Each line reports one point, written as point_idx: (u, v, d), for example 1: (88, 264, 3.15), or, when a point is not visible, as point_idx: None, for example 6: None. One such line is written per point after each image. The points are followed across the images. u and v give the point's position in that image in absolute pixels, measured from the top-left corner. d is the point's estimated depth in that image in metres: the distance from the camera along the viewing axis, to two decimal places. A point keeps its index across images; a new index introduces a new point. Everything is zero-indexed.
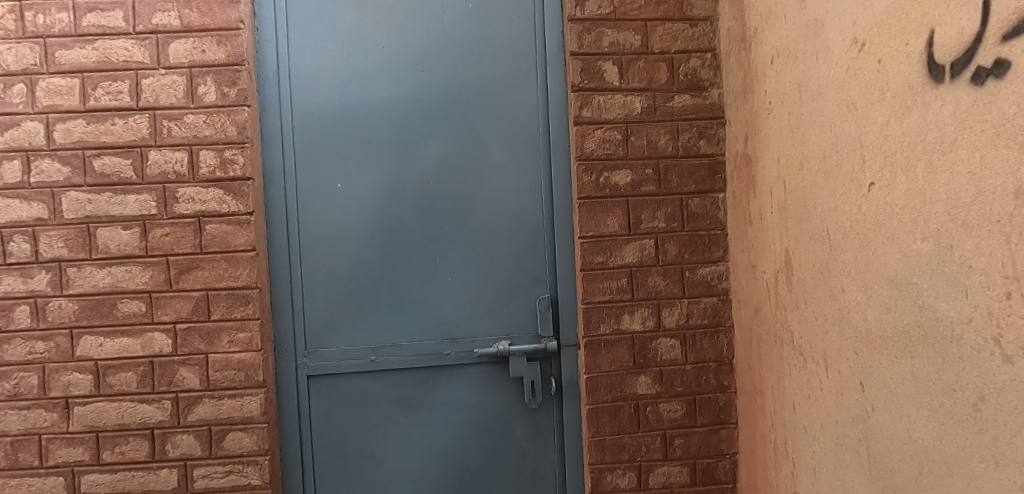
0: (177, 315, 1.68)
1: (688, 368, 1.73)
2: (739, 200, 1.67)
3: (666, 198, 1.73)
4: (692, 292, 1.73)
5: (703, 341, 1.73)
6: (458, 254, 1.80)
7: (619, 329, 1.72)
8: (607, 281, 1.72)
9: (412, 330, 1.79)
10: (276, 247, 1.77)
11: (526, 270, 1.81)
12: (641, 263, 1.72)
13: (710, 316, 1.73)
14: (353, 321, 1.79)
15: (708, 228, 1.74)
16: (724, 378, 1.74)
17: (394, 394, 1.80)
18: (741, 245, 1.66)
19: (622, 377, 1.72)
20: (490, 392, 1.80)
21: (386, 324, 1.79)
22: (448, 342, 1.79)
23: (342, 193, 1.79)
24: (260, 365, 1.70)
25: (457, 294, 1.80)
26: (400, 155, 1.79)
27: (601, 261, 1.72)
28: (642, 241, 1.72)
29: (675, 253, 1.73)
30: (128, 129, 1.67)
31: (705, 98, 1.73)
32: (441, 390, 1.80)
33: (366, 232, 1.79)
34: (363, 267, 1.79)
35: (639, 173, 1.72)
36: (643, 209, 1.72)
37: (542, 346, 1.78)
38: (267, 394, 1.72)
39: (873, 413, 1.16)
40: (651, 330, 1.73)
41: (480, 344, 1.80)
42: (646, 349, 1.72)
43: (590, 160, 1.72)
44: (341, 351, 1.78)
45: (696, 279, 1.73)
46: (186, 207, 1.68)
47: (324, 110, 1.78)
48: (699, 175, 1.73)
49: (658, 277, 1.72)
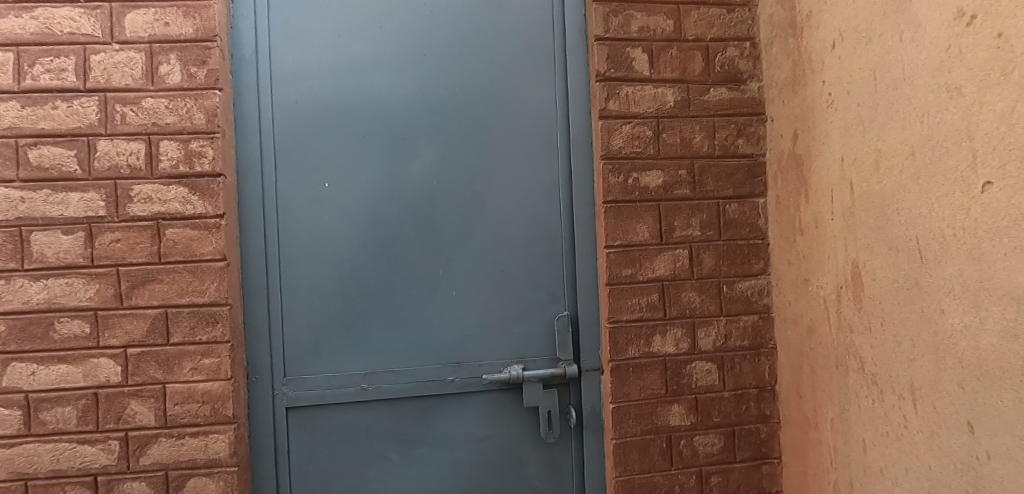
0: (129, 338, 1.40)
1: (727, 395, 1.53)
2: (784, 205, 1.48)
3: (702, 203, 1.53)
4: (730, 309, 1.53)
5: (743, 365, 1.53)
6: (464, 265, 1.57)
7: (650, 351, 1.51)
8: (636, 297, 1.50)
9: (410, 353, 1.55)
10: (250, 256, 1.50)
11: (541, 285, 1.59)
12: (674, 277, 1.52)
13: (750, 337, 1.54)
14: (340, 343, 1.53)
15: (748, 236, 1.54)
16: (766, 407, 1.54)
17: (389, 429, 1.55)
18: (788, 256, 1.46)
19: (654, 406, 1.51)
20: (500, 424, 1.57)
21: (379, 346, 1.54)
22: (452, 367, 1.56)
23: (329, 194, 1.54)
24: (230, 397, 1.43)
25: (463, 311, 1.56)
26: (399, 152, 1.56)
27: (630, 274, 1.50)
28: (676, 251, 1.52)
29: (712, 265, 1.53)
30: (73, 114, 1.39)
31: (744, 92, 1.55)
32: (444, 423, 1.56)
33: (358, 240, 1.54)
34: (353, 279, 1.54)
35: (672, 174, 1.52)
36: (677, 214, 1.52)
37: (561, 371, 1.56)
38: (238, 431, 1.45)
39: (987, 461, 0.97)
40: (685, 353, 1.52)
41: (489, 369, 1.57)
42: (680, 375, 1.51)
43: (617, 159, 1.51)
44: (326, 378, 1.52)
45: (735, 295, 1.53)
46: (142, 208, 1.41)
47: (309, 98, 1.54)
48: (737, 177, 1.54)
49: (694, 292, 1.52)
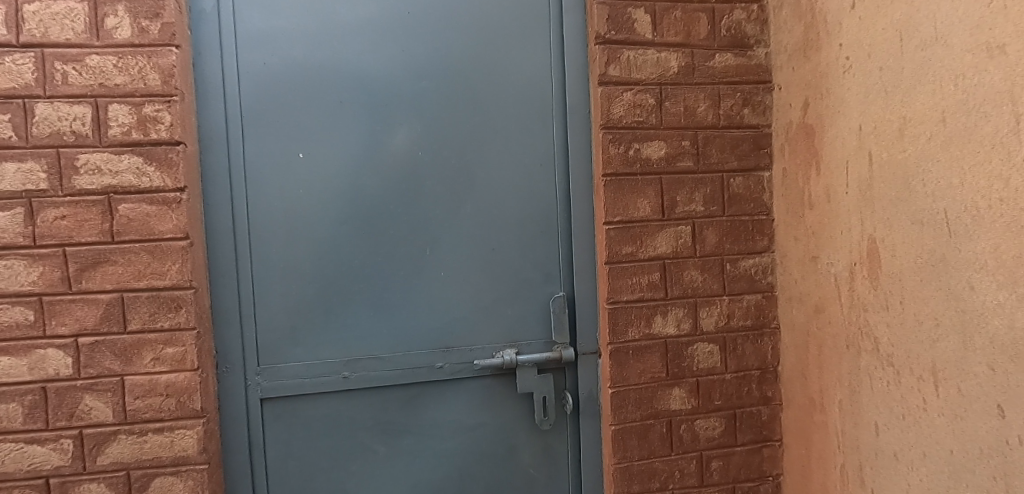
0: (80, 326, 1.26)
1: (728, 378, 1.47)
2: (791, 179, 1.40)
3: (705, 176, 1.44)
4: (733, 288, 1.46)
5: (745, 346, 1.47)
6: (452, 244, 1.46)
7: (651, 334, 1.43)
8: (637, 276, 1.42)
9: (396, 338, 1.45)
10: (216, 234, 1.36)
11: (535, 264, 1.50)
12: (676, 255, 1.43)
13: (753, 317, 1.47)
14: (319, 329, 1.42)
15: (752, 212, 1.46)
16: (768, 389, 1.49)
17: (373, 419, 1.45)
18: (795, 232, 1.39)
19: (654, 391, 1.44)
20: (492, 411, 1.49)
21: (362, 331, 1.43)
22: (441, 353, 1.46)
23: (304, 166, 1.40)
24: (197, 389, 1.30)
25: (451, 293, 1.46)
26: (381, 120, 1.43)
27: (630, 252, 1.41)
28: (678, 227, 1.43)
29: (715, 242, 1.45)
30: (5, 72, 1.21)
31: (750, 58, 1.46)
32: (433, 411, 1.47)
33: (336, 217, 1.41)
34: (332, 260, 1.42)
35: (675, 145, 1.42)
36: (679, 189, 1.43)
37: (556, 355, 1.48)
38: (208, 426, 1.32)
39: (1018, 446, 0.92)
40: (687, 335, 1.45)
41: (480, 354, 1.48)
42: (681, 358, 1.44)
43: (617, 128, 1.41)
44: (304, 366, 1.41)
45: (738, 274, 1.46)
46: (90, 180, 1.25)
47: (278, 59, 1.38)
48: (742, 148, 1.46)
49: (696, 270, 1.44)
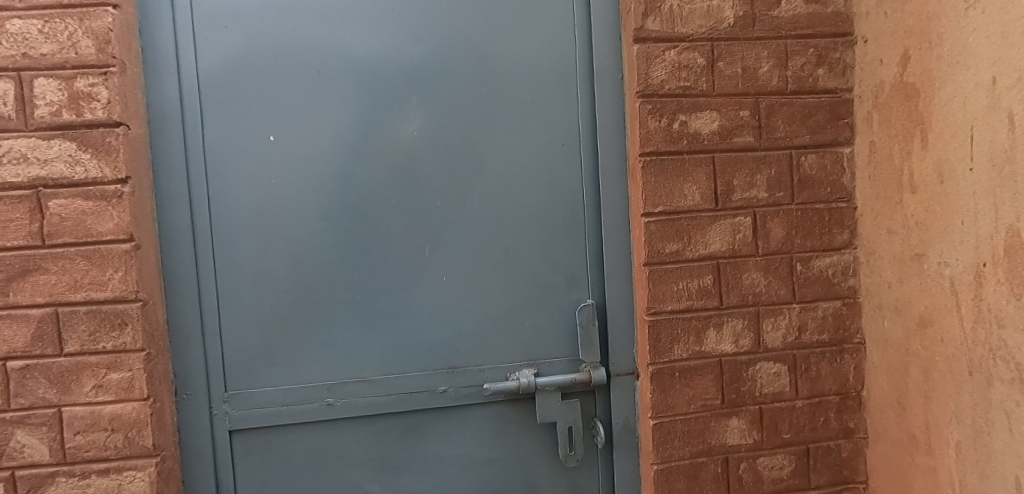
0: (7, 348, 1.04)
1: (799, 405, 1.18)
2: (882, 156, 1.10)
3: (770, 155, 1.15)
4: (806, 294, 1.17)
5: (820, 366, 1.18)
6: (457, 243, 1.21)
7: (702, 351, 1.15)
8: (683, 280, 1.14)
9: (389, 357, 1.20)
10: (172, 235, 1.14)
11: (557, 267, 1.23)
12: (734, 254, 1.15)
13: (829, 330, 1.18)
14: (298, 347, 1.18)
15: (828, 199, 1.17)
16: (850, 419, 1.20)
17: (365, 454, 1.21)
18: (890, 224, 1.09)
19: (706, 422, 1.16)
20: (507, 443, 1.24)
21: (348, 349, 1.19)
22: (444, 375, 1.21)
23: (276, 151, 1.16)
24: (148, 423, 1.08)
25: (456, 302, 1.21)
26: (367, 96, 1.18)
27: (676, 250, 1.13)
28: (735, 219, 1.15)
29: (782, 238, 1.16)
30: None
31: (825, 5, 1.16)
32: (436, 444, 1.22)
33: (316, 212, 1.17)
34: (313, 263, 1.18)
35: (731, 116, 1.14)
36: (737, 171, 1.14)
37: (584, 377, 1.21)
38: (163, 465, 1.10)
39: None
40: (747, 352, 1.17)
41: (491, 376, 1.22)
42: (739, 381, 1.17)
43: (659, 97, 1.12)
44: (280, 391, 1.17)
45: (813, 276, 1.17)
46: (13, 171, 1.03)
47: (244, 25, 1.14)
48: (816, 119, 1.16)
49: (758, 272, 1.16)
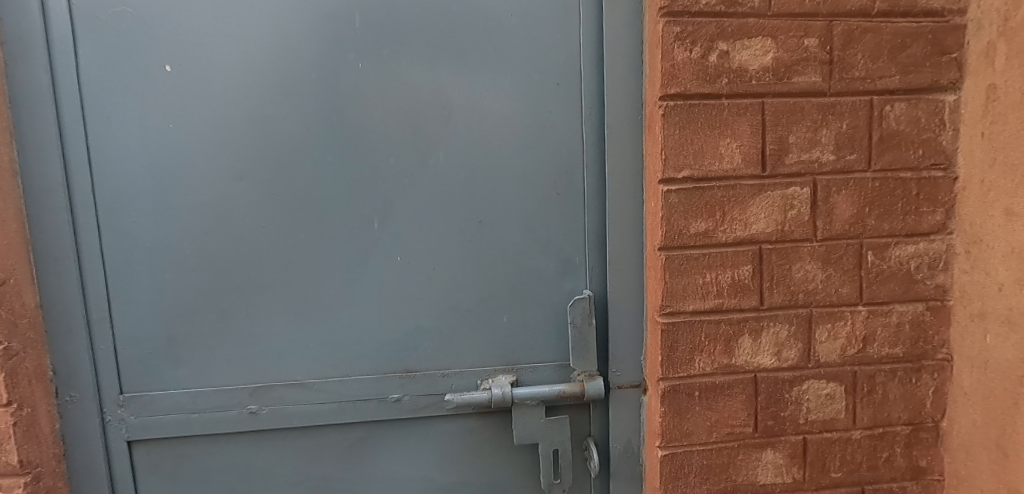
0: None
1: (856, 437, 0.91)
2: (1007, 106, 0.78)
3: (842, 102, 0.83)
4: (879, 294, 0.87)
5: (888, 388, 0.90)
6: (414, 212, 0.93)
7: (732, 365, 0.87)
8: (712, 272, 0.85)
9: (327, 355, 0.95)
10: (42, 194, 0.87)
11: (545, 247, 0.95)
12: (782, 238, 0.85)
13: (904, 342, 0.89)
14: (210, 341, 0.93)
15: (919, 166, 0.85)
16: (921, 456, 0.92)
17: (299, 472, 0.97)
18: (1010, 204, 0.78)
19: (732, 454, 0.89)
20: (476, 464, 0.99)
21: (275, 346, 0.94)
22: (397, 380, 0.96)
23: (176, 87, 0.88)
24: (13, 435, 0.84)
25: (413, 290, 0.94)
26: (294, 14, 0.88)
27: (704, 231, 0.84)
28: (787, 190, 0.84)
29: (851, 217, 0.86)
30: None
31: None
32: (389, 462, 0.98)
33: (231, 169, 0.90)
34: (227, 236, 0.91)
35: (793, 46, 0.81)
36: (795, 124, 0.83)
37: (576, 390, 0.94)
38: (38, 485, 0.88)
39: None
40: (792, 368, 0.88)
41: (456, 383, 0.96)
42: (778, 405, 0.89)
43: (691, 16, 0.80)
44: (189, 395, 0.93)
45: (888, 270, 0.87)
46: None
47: None
48: (912, 53, 0.83)
49: (814, 263, 0.86)
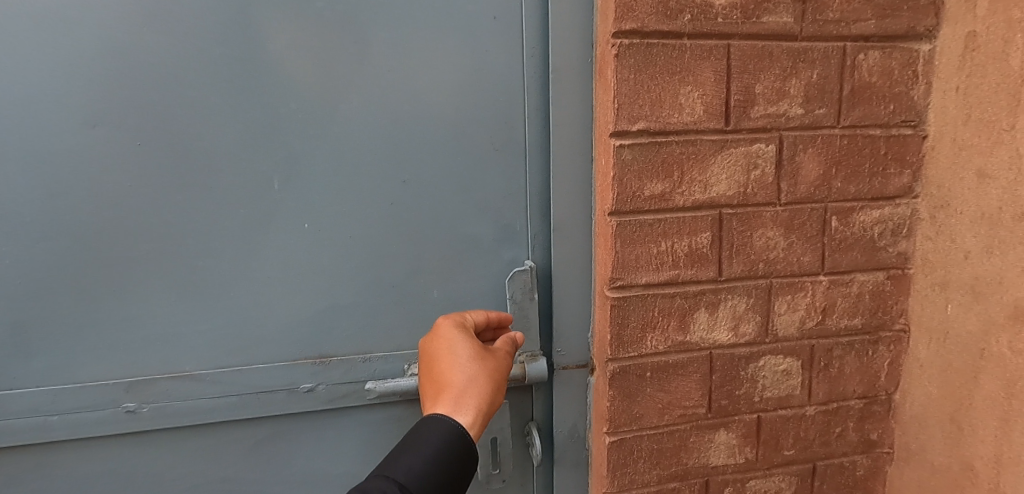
0: None
1: (810, 413, 0.86)
2: (987, 57, 0.70)
3: (814, 49, 0.74)
4: (841, 262, 0.81)
5: (844, 361, 0.85)
6: (322, 168, 0.78)
7: (686, 343, 0.79)
8: (668, 239, 0.75)
9: (222, 341, 0.80)
10: None
11: (480, 211, 0.82)
12: (744, 201, 0.76)
13: (864, 313, 0.83)
14: (69, 329, 0.76)
15: (889, 122, 0.78)
16: (872, 429, 0.89)
17: (193, 476, 0.83)
18: (984, 165, 0.72)
19: (684, 437, 0.82)
20: None
21: (156, 332, 0.78)
22: (309, 367, 0.82)
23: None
24: None
25: (325, 262, 0.80)
26: None
27: (661, 193, 0.73)
28: (751, 147, 0.75)
29: (817, 179, 0.78)
30: None
31: None
32: (302, 459, 0.86)
33: (83, 115, 0.72)
34: (83, 199, 0.73)
35: None
36: (761, 71, 0.73)
37: (516, 373, 0.84)
38: None
39: None
40: (748, 343, 0.81)
41: (378, 369, 0.84)
42: (733, 383, 0.82)
43: None
44: (45, 395, 0.76)
45: (852, 237, 0.80)
46: None
47: None
48: None
49: (776, 229, 0.78)
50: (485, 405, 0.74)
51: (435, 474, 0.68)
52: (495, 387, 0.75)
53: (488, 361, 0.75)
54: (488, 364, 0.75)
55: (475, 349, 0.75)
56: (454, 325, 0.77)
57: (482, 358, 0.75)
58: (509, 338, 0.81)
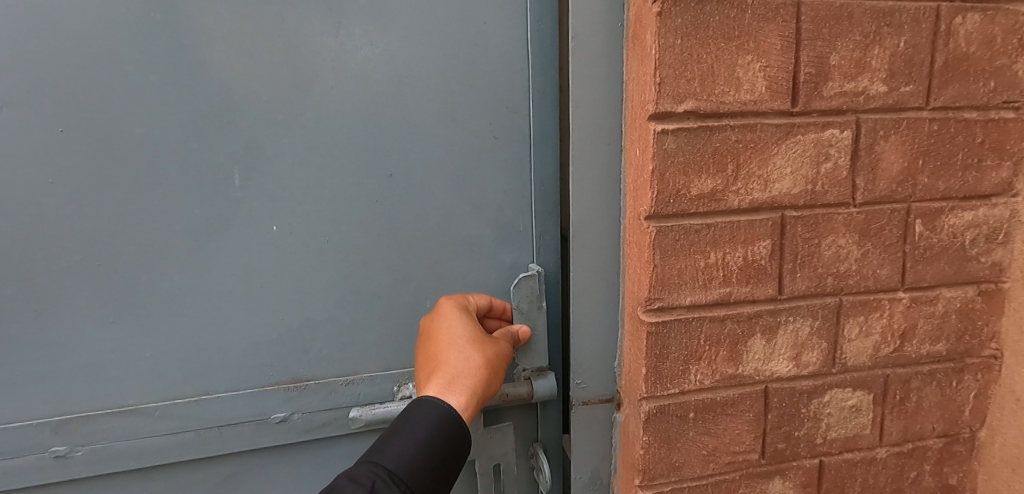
0: None
1: (881, 456, 0.71)
2: None
3: (903, 9, 0.59)
4: (924, 275, 0.66)
5: (923, 394, 0.70)
6: (289, 157, 0.63)
7: (737, 376, 0.64)
8: (718, 250, 0.60)
9: (172, 367, 0.64)
10: None
11: (482, 208, 0.68)
12: (812, 201, 0.61)
13: (948, 337, 0.68)
14: None
15: (988, 103, 0.63)
16: (951, 473, 0.74)
17: None
18: None
19: (732, 490, 0.67)
20: None
21: (86, 361, 0.62)
22: (281, 393, 0.67)
23: None
24: None
25: (296, 269, 0.65)
26: None
27: (711, 191, 0.58)
28: (822, 133, 0.60)
29: (900, 173, 0.63)
30: None
31: None
32: None
33: None
34: None
35: None
36: (838, 37, 0.58)
37: (524, 391, 0.71)
38: None
39: None
40: (812, 375, 0.66)
41: (363, 393, 0.70)
42: (792, 422, 0.67)
43: None
44: None
45: (939, 244, 0.65)
46: None
47: None
48: None
49: (849, 236, 0.63)
50: (482, 394, 0.62)
51: (426, 460, 0.59)
52: (494, 377, 0.63)
53: (489, 350, 0.64)
54: (488, 350, 0.64)
55: (477, 335, 0.63)
56: (456, 305, 0.65)
57: (482, 342, 0.63)
58: (510, 329, 0.68)
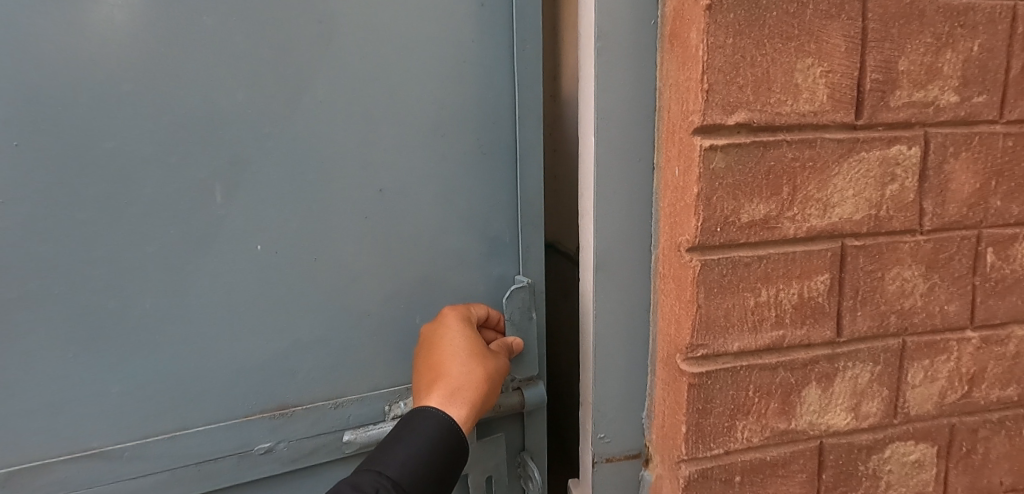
0: None
1: None
2: None
3: (979, 7, 0.51)
4: (995, 311, 0.58)
5: (991, 445, 0.61)
6: (273, 165, 0.54)
7: (789, 432, 0.55)
8: (771, 286, 0.51)
9: (141, 404, 0.54)
10: None
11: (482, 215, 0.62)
12: (876, 228, 0.53)
13: (1020, 381, 0.60)
14: None
15: None
16: None
17: None
18: None
19: None
20: None
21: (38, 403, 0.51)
22: (267, 422, 0.58)
23: None
24: None
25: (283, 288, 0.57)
26: None
27: (763, 218, 0.49)
28: (888, 150, 0.51)
29: (972, 196, 0.54)
30: None
31: None
32: None
33: None
34: None
35: None
36: (908, 39, 0.49)
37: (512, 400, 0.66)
38: None
39: None
40: (872, 428, 0.57)
41: (355, 415, 0.62)
42: (849, 482, 0.58)
43: None
44: None
45: (1012, 277, 0.57)
46: None
47: None
48: None
49: (915, 268, 0.55)
50: (483, 410, 0.57)
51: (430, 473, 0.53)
52: (494, 395, 0.58)
53: (491, 366, 0.58)
54: (490, 366, 0.58)
55: (478, 349, 0.58)
56: (455, 318, 0.59)
57: (489, 354, 0.58)
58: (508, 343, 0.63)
